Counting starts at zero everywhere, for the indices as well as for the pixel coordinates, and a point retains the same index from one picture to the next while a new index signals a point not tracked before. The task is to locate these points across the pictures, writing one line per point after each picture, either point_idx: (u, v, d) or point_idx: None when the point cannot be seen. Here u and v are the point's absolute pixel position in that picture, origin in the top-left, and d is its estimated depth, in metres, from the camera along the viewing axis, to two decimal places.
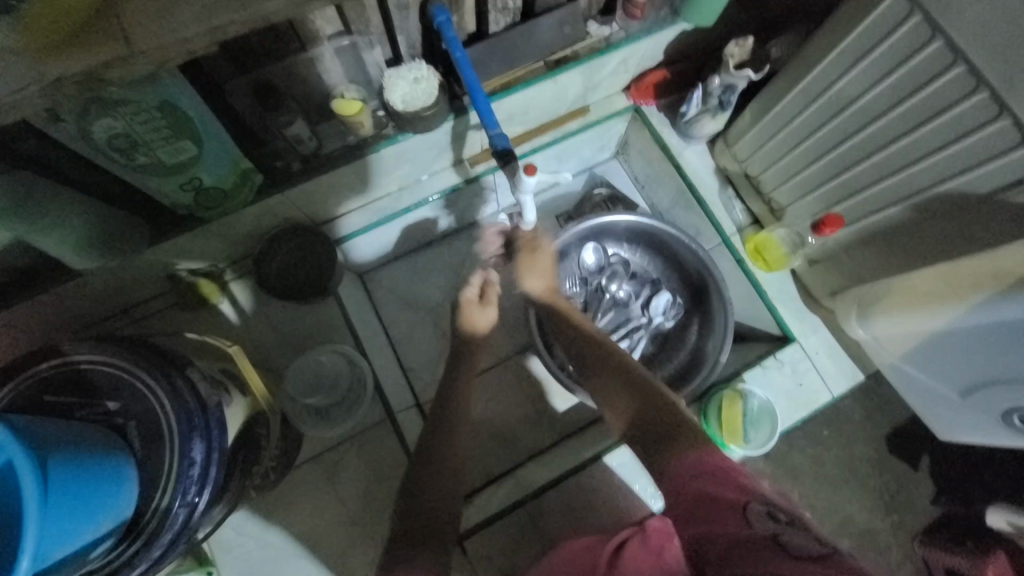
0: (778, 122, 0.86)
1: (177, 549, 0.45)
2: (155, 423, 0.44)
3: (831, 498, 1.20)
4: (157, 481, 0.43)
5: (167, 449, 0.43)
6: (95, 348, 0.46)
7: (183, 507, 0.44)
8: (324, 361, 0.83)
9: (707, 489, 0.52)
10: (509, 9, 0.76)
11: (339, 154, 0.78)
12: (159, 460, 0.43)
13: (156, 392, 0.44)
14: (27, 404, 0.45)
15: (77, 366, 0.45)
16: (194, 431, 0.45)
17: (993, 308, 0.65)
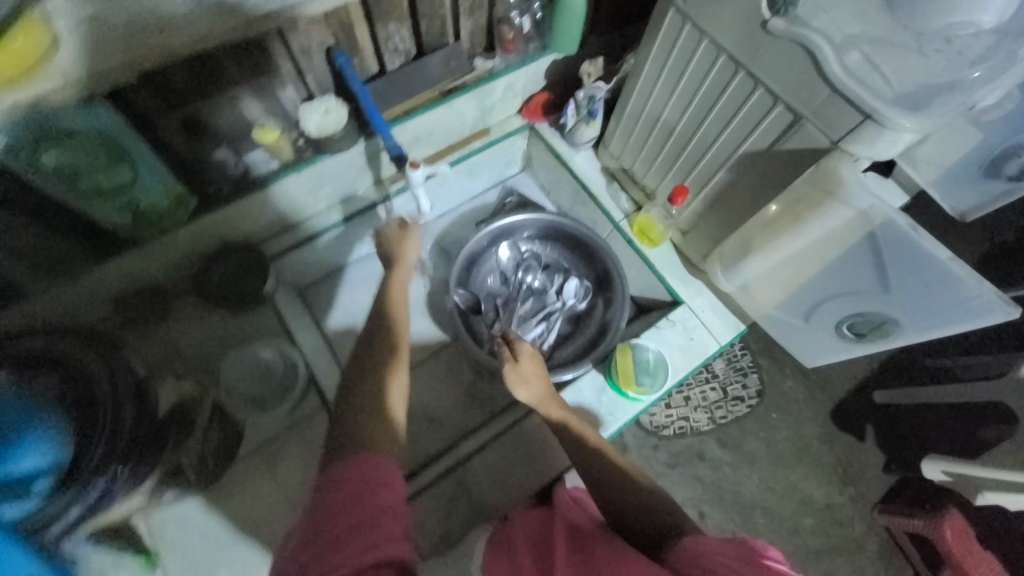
0: (635, 116, 1.02)
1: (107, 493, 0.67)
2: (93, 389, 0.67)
3: (786, 477, 1.53)
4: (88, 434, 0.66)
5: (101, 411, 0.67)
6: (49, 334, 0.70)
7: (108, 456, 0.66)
8: (263, 355, 0.97)
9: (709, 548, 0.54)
10: (400, 51, 1.00)
11: (264, 177, 0.95)
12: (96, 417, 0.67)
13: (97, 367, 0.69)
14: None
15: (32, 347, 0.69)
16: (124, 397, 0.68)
17: (821, 217, 0.77)
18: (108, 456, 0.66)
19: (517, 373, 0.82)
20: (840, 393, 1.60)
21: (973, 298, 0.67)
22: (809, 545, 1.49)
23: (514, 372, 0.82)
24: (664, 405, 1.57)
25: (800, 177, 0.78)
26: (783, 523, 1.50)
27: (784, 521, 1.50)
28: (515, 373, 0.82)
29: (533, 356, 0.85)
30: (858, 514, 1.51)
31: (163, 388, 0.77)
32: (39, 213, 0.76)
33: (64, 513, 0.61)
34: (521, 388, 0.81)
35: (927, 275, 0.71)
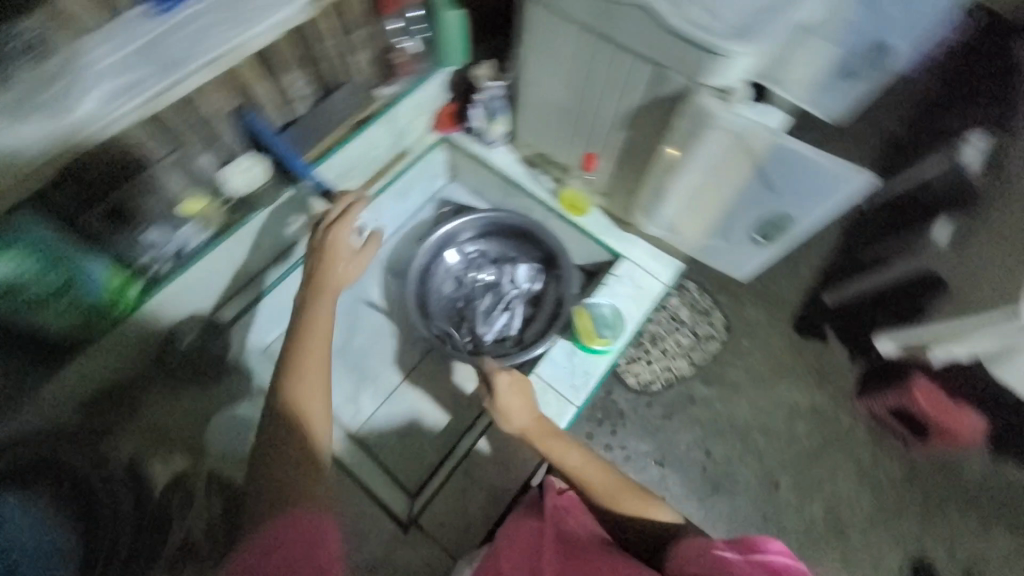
0: (533, 103, 1.12)
1: None
2: None
3: (769, 394, 1.64)
4: None
5: None
6: None
7: None
8: (241, 415, 1.00)
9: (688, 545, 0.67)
10: (303, 98, 1.05)
11: (201, 247, 0.97)
12: None
13: None
14: None
15: None
16: None
17: (702, 144, 0.89)
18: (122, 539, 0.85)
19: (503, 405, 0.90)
20: (793, 302, 1.73)
21: (838, 175, 0.80)
22: (807, 448, 1.60)
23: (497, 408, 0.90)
24: (645, 362, 1.64)
25: (680, 118, 0.89)
26: (780, 436, 1.61)
27: (779, 434, 1.61)
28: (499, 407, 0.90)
29: (514, 385, 0.91)
30: (841, 407, 1.64)
31: (155, 468, 0.95)
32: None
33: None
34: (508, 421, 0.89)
35: (799, 170, 0.84)
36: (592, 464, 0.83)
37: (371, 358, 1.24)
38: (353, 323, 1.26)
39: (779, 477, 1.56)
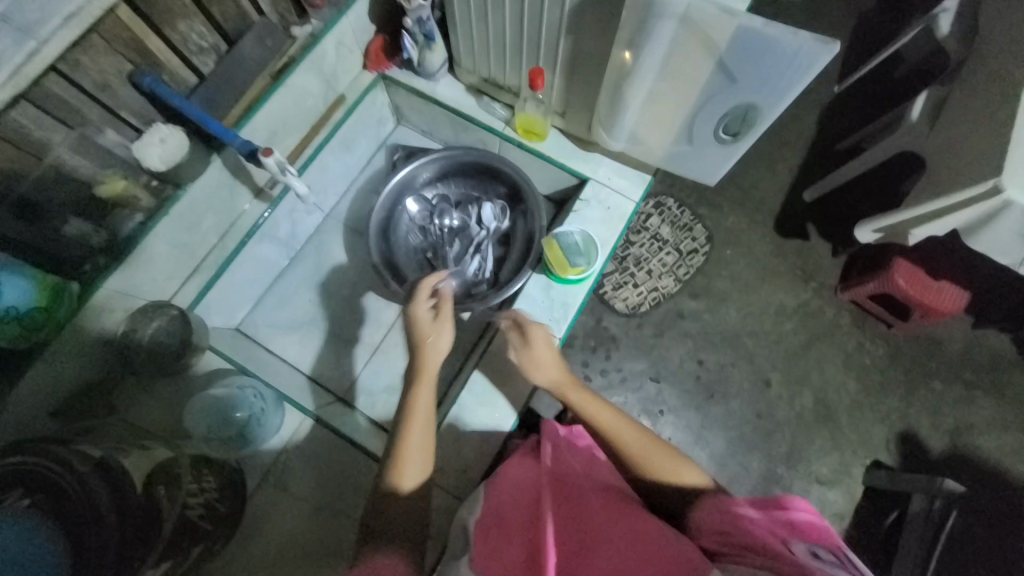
0: (466, 19, 1.01)
1: None
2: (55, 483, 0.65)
3: (757, 297, 1.65)
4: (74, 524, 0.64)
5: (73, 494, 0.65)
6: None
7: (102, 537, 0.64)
8: (220, 394, 0.96)
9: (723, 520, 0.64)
10: (207, 49, 0.94)
11: (135, 233, 0.92)
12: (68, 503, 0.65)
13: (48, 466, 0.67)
14: None
15: None
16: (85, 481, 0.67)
17: (651, 41, 0.80)
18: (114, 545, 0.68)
19: (529, 354, 0.91)
20: (772, 207, 1.71)
21: (798, 52, 0.71)
22: (795, 344, 1.63)
23: (529, 356, 0.91)
24: (631, 285, 1.64)
25: (624, 10, 0.79)
26: (770, 336, 1.63)
27: (768, 335, 1.63)
28: (527, 353, 0.92)
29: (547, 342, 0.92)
30: (826, 301, 1.66)
31: (127, 461, 0.76)
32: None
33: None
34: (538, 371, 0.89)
35: (757, 50, 0.75)
36: (627, 425, 0.81)
37: (346, 322, 1.21)
38: (323, 290, 1.23)
39: (770, 375, 1.60)
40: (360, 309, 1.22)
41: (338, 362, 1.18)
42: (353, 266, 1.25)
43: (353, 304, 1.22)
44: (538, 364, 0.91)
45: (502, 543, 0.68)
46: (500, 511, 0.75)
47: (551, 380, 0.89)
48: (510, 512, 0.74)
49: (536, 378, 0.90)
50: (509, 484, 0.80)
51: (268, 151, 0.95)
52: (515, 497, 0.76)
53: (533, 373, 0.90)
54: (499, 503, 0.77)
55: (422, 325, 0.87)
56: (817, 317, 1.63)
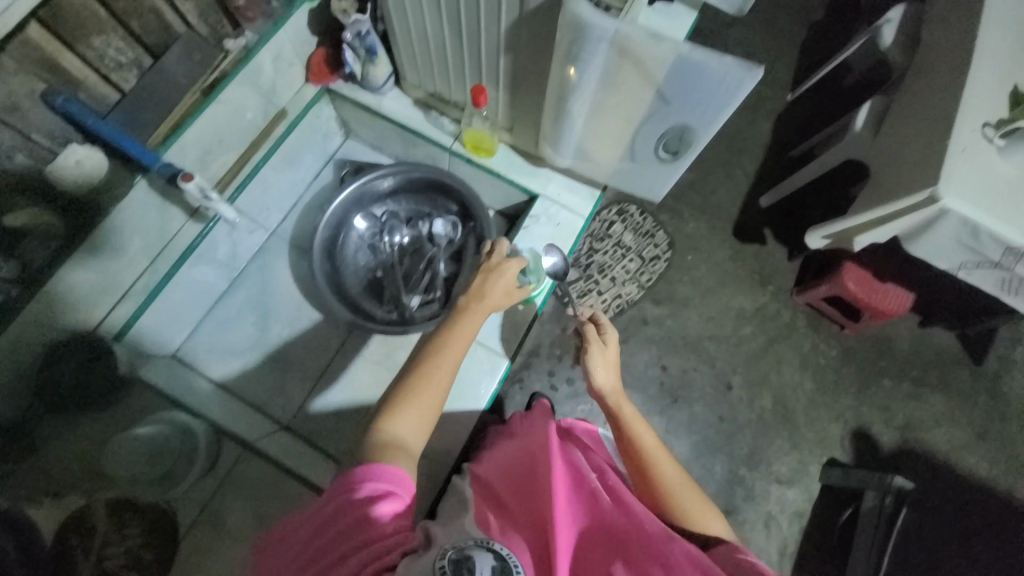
0: (405, 35, 0.99)
1: None
2: None
3: (717, 302, 1.68)
4: None
5: None
6: None
7: None
8: (146, 433, 0.92)
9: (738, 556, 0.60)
10: (128, 65, 0.89)
11: (49, 261, 0.86)
12: None
13: None
14: None
15: None
16: None
17: (584, 61, 0.79)
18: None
19: (602, 357, 0.92)
20: (730, 213, 1.75)
21: (725, 76, 0.72)
22: (754, 347, 1.66)
23: (601, 352, 0.92)
24: (596, 293, 1.64)
25: (556, 30, 0.79)
26: (731, 341, 1.66)
27: (728, 339, 1.66)
28: (601, 354, 0.92)
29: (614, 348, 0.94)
30: (783, 304, 1.70)
31: (35, 511, 0.79)
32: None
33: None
34: (601, 369, 0.90)
35: (687, 74, 0.75)
36: (661, 450, 0.80)
37: (295, 343, 1.17)
38: (270, 311, 1.19)
39: (731, 379, 1.63)
40: (312, 329, 1.19)
41: (288, 384, 1.14)
42: (302, 284, 1.21)
43: (304, 324, 1.19)
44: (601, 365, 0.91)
45: (499, 504, 0.71)
46: (500, 477, 0.77)
47: (604, 386, 0.89)
48: (505, 477, 0.77)
49: (592, 375, 0.91)
50: (509, 454, 0.84)
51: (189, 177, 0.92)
52: (514, 463, 0.79)
53: (594, 370, 0.90)
54: (499, 468, 0.80)
55: (494, 291, 0.86)
56: (775, 321, 1.68)
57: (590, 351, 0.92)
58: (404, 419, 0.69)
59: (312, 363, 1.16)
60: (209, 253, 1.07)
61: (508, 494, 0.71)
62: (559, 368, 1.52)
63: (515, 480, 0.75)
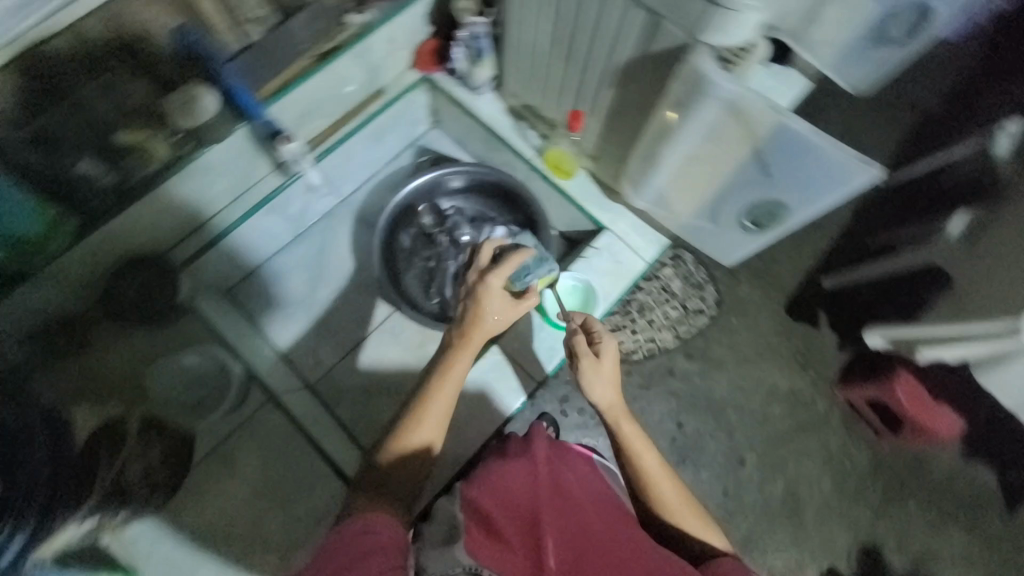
0: (519, 46, 1.00)
1: None
2: None
3: (751, 374, 1.61)
4: None
5: None
6: None
7: None
8: (189, 361, 0.99)
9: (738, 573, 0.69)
10: (259, 19, 0.94)
11: (146, 182, 0.90)
12: None
13: None
14: None
15: None
16: None
17: (694, 116, 0.79)
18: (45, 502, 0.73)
19: (599, 369, 0.85)
20: (791, 286, 1.66)
21: (839, 163, 0.71)
22: (778, 429, 1.58)
23: (596, 368, 0.85)
24: (630, 331, 1.57)
25: (671, 80, 0.78)
26: (755, 418, 1.59)
27: (753, 413, 1.59)
28: (595, 365, 0.85)
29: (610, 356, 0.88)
30: (821, 393, 1.60)
31: (78, 416, 0.84)
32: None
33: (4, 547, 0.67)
34: (598, 390, 0.84)
35: (798, 152, 0.74)
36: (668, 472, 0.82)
37: (334, 308, 1.21)
38: (321, 272, 1.22)
39: (745, 455, 1.56)
40: (353, 300, 1.22)
41: (318, 346, 1.18)
42: (356, 255, 1.24)
43: (347, 293, 1.22)
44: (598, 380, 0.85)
45: (499, 538, 0.68)
46: (494, 498, 0.75)
47: (605, 403, 0.85)
48: (499, 502, 0.74)
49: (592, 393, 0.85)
50: (503, 474, 0.80)
51: None
52: (511, 489, 0.77)
53: (591, 389, 0.84)
54: (491, 488, 0.78)
55: (489, 304, 0.85)
56: (809, 410, 1.59)
57: (583, 368, 0.85)
58: (419, 434, 0.75)
59: (348, 333, 1.19)
60: (283, 207, 1.12)
61: (508, 526, 0.69)
62: (573, 395, 1.49)
63: (511, 510, 0.73)
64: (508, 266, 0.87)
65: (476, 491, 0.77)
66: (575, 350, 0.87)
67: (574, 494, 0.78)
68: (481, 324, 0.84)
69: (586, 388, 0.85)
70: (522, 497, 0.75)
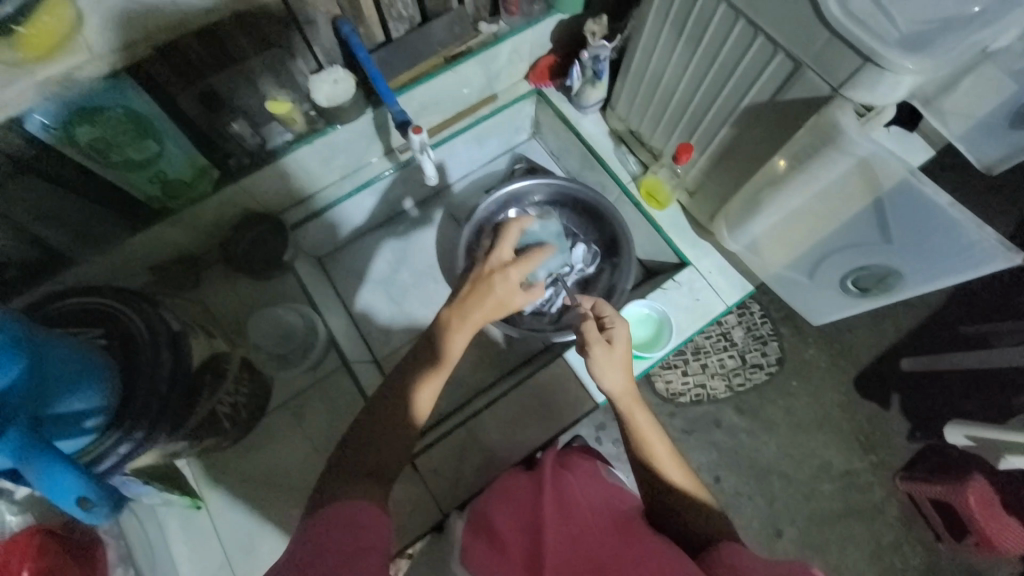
0: (640, 73, 1.02)
1: (143, 448, 0.70)
2: (135, 338, 0.73)
3: (806, 443, 1.50)
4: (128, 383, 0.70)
5: (141, 357, 0.72)
6: (103, 292, 0.75)
7: (148, 410, 0.70)
8: (282, 317, 1.06)
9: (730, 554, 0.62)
10: (405, 18, 1.01)
11: (280, 149, 1.00)
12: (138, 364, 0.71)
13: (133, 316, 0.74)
14: (69, 318, 0.73)
15: (94, 301, 0.74)
16: (156, 346, 0.73)
17: (815, 171, 0.78)
18: (150, 415, 0.70)
19: (609, 356, 0.81)
20: (867, 360, 1.55)
21: (974, 240, 0.68)
22: (825, 509, 1.46)
23: (607, 353, 0.81)
24: (680, 371, 1.54)
25: (799, 129, 0.77)
26: (801, 490, 1.48)
27: (800, 486, 1.48)
28: (606, 351, 0.81)
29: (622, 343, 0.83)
30: (879, 481, 1.47)
31: (195, 343, 0.80)
32: (67, 181, 0.81)
33: (105, 456, 0.66)
34: (609, 374, 0.80)
35: (928, 221, 0.71)
36: (677, 459, 0.78)
37: (407, 292, 1.27)
38: (401, 257, 1.29)
39: (784, 528, 1.45)
40: (426, 288, 1.27)
41: (387, 325, 1.24)
42: (438, 246, 1.30)
43: (422, 280, 1.28)
44: (608, 366, 0.82)
45: (496, 551, 0.72)
46: (491, 508, 0.81)
47: (617, 390, 0.81)
48: (505, 514, 0.78)
49: (600, 379, 0.82)
50: (512, 485, 0.84)
51: (419, 130, 1.00)
52: (516, 501, 0.79)
53: (600, 374, 0.81)
54: (492, 496, 0.84)
55: (505, 287, 0.80)
56: (865, 496, 1.46)
57: (594, 355, 0.81)
58: (410, 406, 0.73)
59: (416, 320, 1.24)
60: (384, 190, 1.20)
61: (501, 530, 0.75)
62: (610, 424, 1.47)
63: (517, 523, 0.75)
64: (533, 260, 0.83)
65: (488, 503, 0.83)
66: (586, 338, 0.82)
67: (574, 497, 0.76)
68: (492, 307, 0.79)
69: (597, 375, 0.81)
70: (523, 512, 0.77)
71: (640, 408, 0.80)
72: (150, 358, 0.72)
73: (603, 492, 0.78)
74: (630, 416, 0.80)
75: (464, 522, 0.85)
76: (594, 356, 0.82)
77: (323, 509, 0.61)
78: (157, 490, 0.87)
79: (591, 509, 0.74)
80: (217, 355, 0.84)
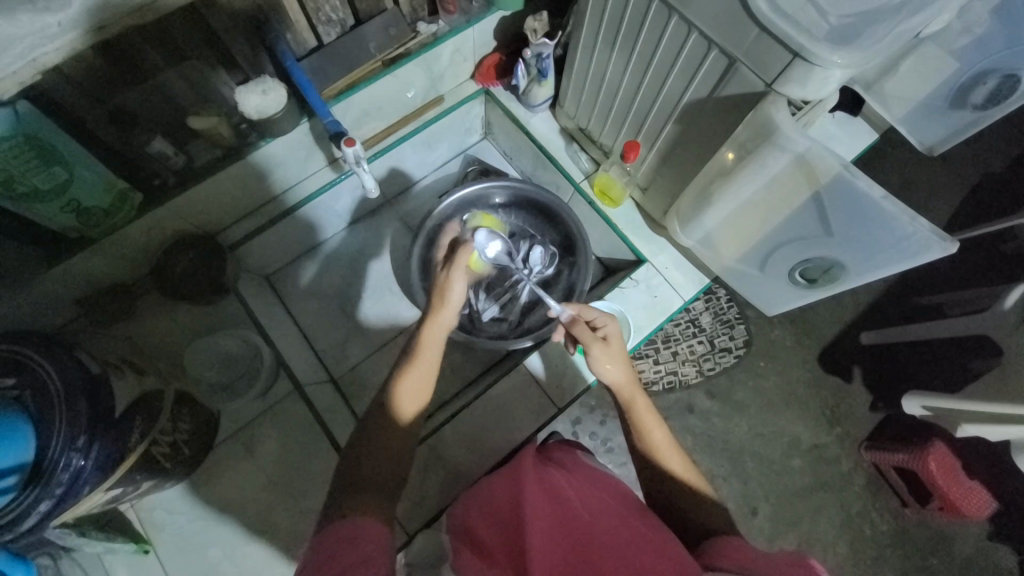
0: (584, 70, 1.00)
1: (71, 498, 0.65)
2: (47, 386, 0.66)
3: (775, 423, 1.53)
4: (43, 434, 0.64)
5: (56, 406, 0.65)
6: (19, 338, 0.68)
7: (71, 466, 0.64)
8: (225, 344, 1.02)
9: (728, 539, 0.63)
10: (334, 22, 0.96)
11: (208, 167, 0.94)
12: (54, 412, 0.65)
13: (42, 362, 0.66)
14: None
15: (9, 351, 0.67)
16: (74, 393, 0.67)
17: (759, 164, 0.76)
18: (75, 466, 0.65)
19: (606, 351, 0.83)
20: (828, 338, 1.58)
21: (908, 232, 0.69)
22: (796, 484, 1.50)
23: (603, 350, 0.83)
24: (652, 361, 1.54)
25: (740, 124, 0.77)
26: (772, 469, 1.51)
27: (771, 464, 1.51)
28: (604, 349, 0.83)
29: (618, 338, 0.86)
30: (845, 453, 1.52)
31: (121, 383, 0.75)
32: None
33: (27, 515, 0.61)
34: (607, 369, 0.82)
35: (866, 213, 0.72)
36: (667, 439, 0.78)
37: (367, 302, 1.22)
38: (356, 269, 1.25)
39: (758, 506, 1.48)
40: (385, 298, 1.23)
41: (346, 341, 1.19)
42: (391, 253, 1.26)
43: (378, 292, 1.23)
44: (608, 360, 0.83)
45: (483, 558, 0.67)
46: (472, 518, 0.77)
47: (620, 382, 0.82)
48: (484, 519, 0.73)
49: (599, 374, 0.83)
50: (490, 489, 0.79)
51: (351, 142, 0.95)
52: (495, 502, 0.75)
53: (599, 371, 0.83)
54: (471, 503, 0.80)
55: (450, 309, 0.81)
56: (833, 469, 1.50)
57: (592, 353, 0.83)
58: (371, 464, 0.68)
59: (378, 333, 1.20)
60: (330, 202, 1.15)
61: (486, 535, 0.70)
62: (585, 420, 1.46)
63: (496, 522, 0.70)
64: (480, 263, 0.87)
65: (465, 517, 0.78)
66: (581, 341, 0.84)
67: (559, 486, 0.73)
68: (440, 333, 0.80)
69: (599, 373, 0.83)
70: (505, 509, 0.72)
71: (643, 393, 0.83)
72: (67, 407, 0.65)
73: (591, 482, 0.76)
74: (632, 407, 0.81)
75: (445, 533, 0.81)
76: (597, 356, 0.83)
77: (321, 529, 0.57)
78: (96, 539, 0.82)
79: (580, 494, 0.71)
80: (148, 392, 0.79)
